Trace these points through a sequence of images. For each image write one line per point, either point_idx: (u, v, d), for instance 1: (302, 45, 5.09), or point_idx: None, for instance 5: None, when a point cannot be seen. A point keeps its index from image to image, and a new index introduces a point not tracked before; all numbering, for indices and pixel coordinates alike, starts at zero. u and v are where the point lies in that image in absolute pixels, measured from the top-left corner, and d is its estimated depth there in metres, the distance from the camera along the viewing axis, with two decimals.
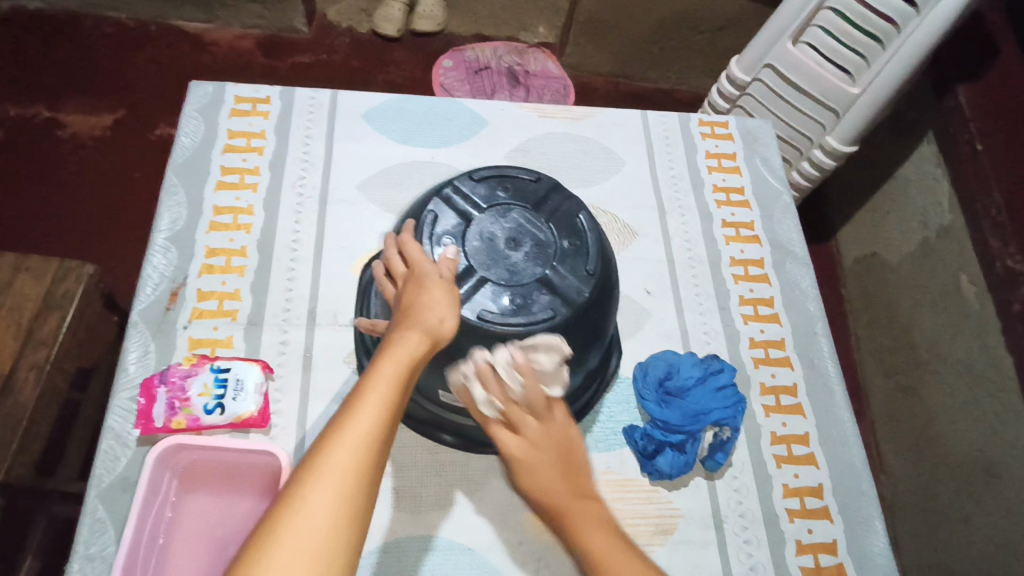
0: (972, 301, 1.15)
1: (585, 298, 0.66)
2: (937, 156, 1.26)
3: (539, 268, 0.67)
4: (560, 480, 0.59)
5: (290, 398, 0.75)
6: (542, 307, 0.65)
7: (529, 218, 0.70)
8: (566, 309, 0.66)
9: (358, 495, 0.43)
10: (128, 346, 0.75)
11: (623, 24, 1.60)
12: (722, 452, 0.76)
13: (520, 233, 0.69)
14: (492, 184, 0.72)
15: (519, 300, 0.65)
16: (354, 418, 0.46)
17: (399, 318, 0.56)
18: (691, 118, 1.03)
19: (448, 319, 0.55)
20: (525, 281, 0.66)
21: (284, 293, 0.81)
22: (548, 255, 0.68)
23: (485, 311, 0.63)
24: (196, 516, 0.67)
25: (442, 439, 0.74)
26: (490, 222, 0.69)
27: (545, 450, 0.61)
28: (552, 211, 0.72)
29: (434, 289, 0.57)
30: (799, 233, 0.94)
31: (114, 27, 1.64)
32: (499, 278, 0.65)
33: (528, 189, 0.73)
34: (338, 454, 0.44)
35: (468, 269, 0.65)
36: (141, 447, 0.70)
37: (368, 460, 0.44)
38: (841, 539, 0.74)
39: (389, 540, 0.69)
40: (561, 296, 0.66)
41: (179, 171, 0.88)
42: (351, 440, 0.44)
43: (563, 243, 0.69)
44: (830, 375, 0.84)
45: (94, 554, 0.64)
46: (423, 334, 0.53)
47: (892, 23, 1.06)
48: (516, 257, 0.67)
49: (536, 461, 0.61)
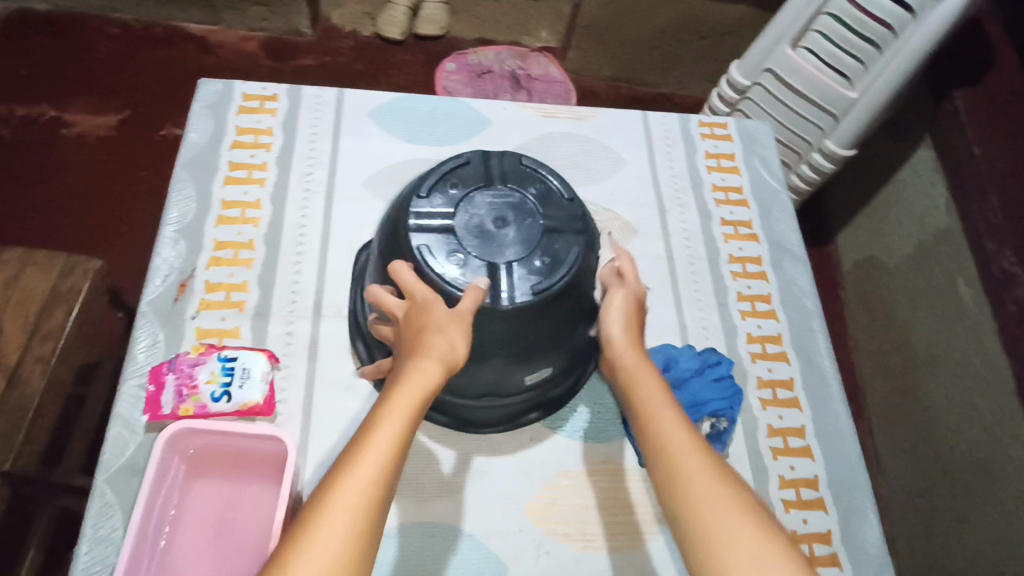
0: (968, 303, 1.17)
1: (582, 222, 0.72)
2: (934, 160, 1.28)
3: (535, 223, 0.70)
4: (631, 342, 0.64)
5: (295, 387, 0.76)
6: (566, 248, 0.70)
7: (495, 193, 0.72)
8: (580, 239, 0.71)
9: (365, 531, 0.45)
10: (138, 335, 0.77)
11: (624, 28, 1.63)
12: (718, 443, 0.77)
13: (501, 209, 0.70)
14: (437, 187, 0.71)
15: (547, 256, 0.69)
16: (331, 518, 0.44)
17: (409, 349, 0.57)
18: (691, 118, 1.05)
19: (460, 343, 0.58)
20: (537, 238, 0.69)
21: (291, 285, 0.83)
22: (532, 211, 0.71)
23: (537, 283, 0.67)
24: (204, 500, 0.68)
25: (531, 418, 0.77)
26: (469, 218, 0.69)
27: (632, 321, 0.66)
28: (503, 175, 0.73)
29: (440, 317, 0.59)
30: (796, 231, 0.96)
31: (119, 28, 1.66)
32: (517, 253, 0.68)
33: (468, 171, 0.73)
34: (348, 490, 0.45)
35: (492, 266, 0.67)
36: (149, 433, 0.71)
37: (378, 495, 0.46)
38: (836, 530, 0.75)
39: (392, 527, 0.70)
40: (570, 233, 0.71)
41: (188, 166, 0.90)
42: (329, 542, 0.43)
43: (532, 193, 0.72)
44: (827, 370, 0.85)
45: (102, 536, 0.66)
46: (436, 362, 0.55)
47: (886, 26, 1.09)
48: (514, 229, 0.69)
49: (637, 346, 0.64)
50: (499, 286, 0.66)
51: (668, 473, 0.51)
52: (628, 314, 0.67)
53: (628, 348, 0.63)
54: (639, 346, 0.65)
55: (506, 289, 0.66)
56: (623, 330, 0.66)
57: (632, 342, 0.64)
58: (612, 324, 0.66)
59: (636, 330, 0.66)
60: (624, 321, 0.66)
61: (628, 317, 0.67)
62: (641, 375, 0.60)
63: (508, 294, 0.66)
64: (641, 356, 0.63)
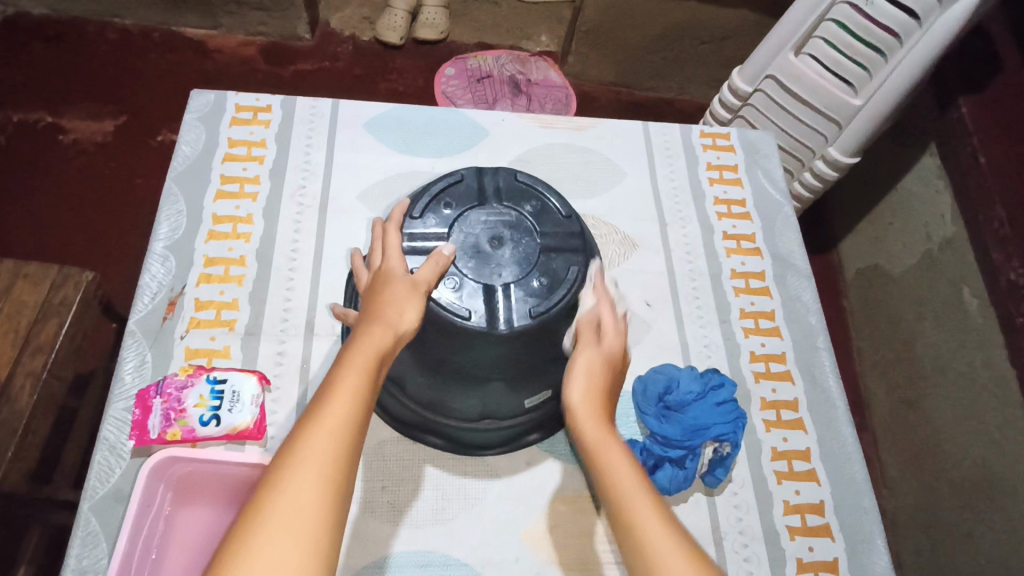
0: (974, 314, 1.14)
1: (581, 239, 0.70)
2: (939, 168, 1.26)
3: (533, 242, 0.68)
4: (595, 408, 0.58)
5: (286, 410, 0.74)
6: (565, 268, 0.68)
7: (490, 211, 0.70)
8: (579, 258, 0.69)
9: (335, 477, 0.44)
10: (125, 356, 0.75)
11: (625, 33, 1.61)
12: (722, 468, 0.75)
13: (496, 227, 0.69)
14: (430, 207, 0.70)
15: (547, 277, 0.67)
16: (279, 516, 0.41)
17: (362, 314, 0.56)
18: (693, 129, 1.03)
19: (408, 313, 0.56)
20: (535, 258, 0.67)
21: (283, 304, 0.81)
22: (530, 229, 0.69)
23: (535, 307, 0.65)
24: (190, 529, 0.66)
25: (530, 440, 0.75)
26: (465, 238, 0.68)
27: (595, 381, 0.60)
28: (496, 192, 0.71)
29: (398, 287, 0.58)
30: (800, 245, 0.94)
31: (117, 33, 1.65)
32: (515, 273, 0.66)
33: (461, 189, 0.71)
34: (315, 440, 0.45)
35: (488, 288, 0.65)
36: (136, 458, 0.69)
37: (344, 444, 0.45)
38: (842, 557, 0.73)
39: (385, 556, 0.68)
40: (569, 251, 0.69)
41: (179, 180, 0.88)
42: (282, 540, 0.40)
43: (529, 210, 0.71)
44: (832, 390, 0.83)
45: (86, 567, 0.64)
46: (385, 328, 0.54)
47: (893, 34, 1.07)
48: (512, 250, 0.67)
49: (601, 411, 0.57)
50: (495, 309, 0.64)
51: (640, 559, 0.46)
52: (591, 374, 0.60)
53: (592, 414, 0.57)
54: (605, 408, 0.58)
55: (503, 313, 0.64)
56: (586, 395, 0.59)
57: (597, 405, 0.58)
58: (574, 388, 0.59)
59: (601, 389, 0.60)
60: (591, 382, 0.60)
61: (593, 376, 0.60)
62: (611, 446, 0.54)
63: (506, 318, 0.64)
64: (605, 421, 0.57)
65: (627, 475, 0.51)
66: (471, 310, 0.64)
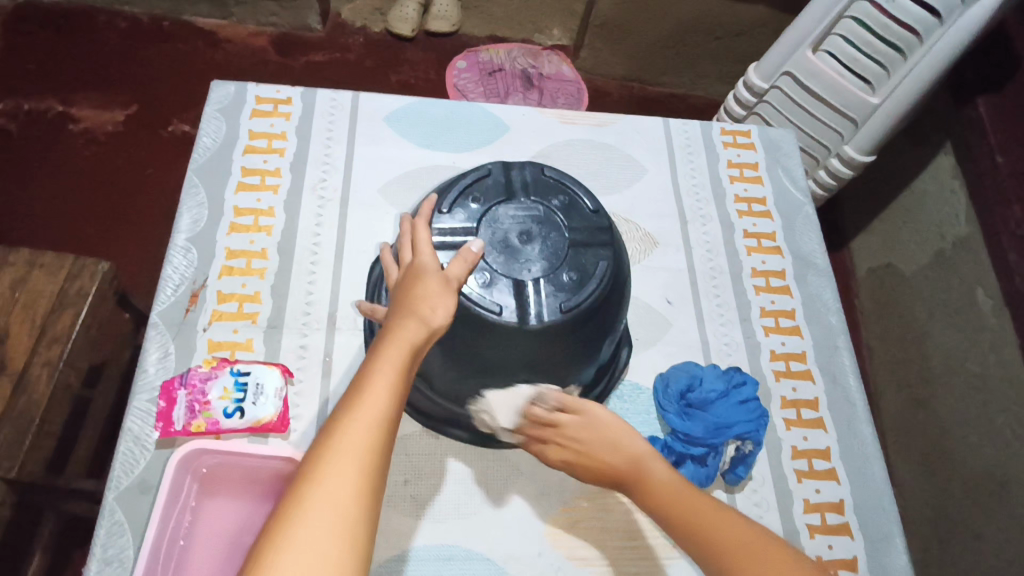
0: (987, 315, 1.14)
1: (610, 234, 0.70)
2: (954, 168, 1.26)
3: (562, 237, 0.69)
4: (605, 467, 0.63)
5: (309, 403, 0.74)
6: (594, 263, 0.68)
7: (518, 206, 0.70)
8: (607, 252, 0.69)
9: (372, 468, 0.44)
10: (148, 347, 0.75)
11: (640, 28, 1.60)
12: (743, 466, 0.75)
13: (525, 222, 0.69)
14: (458, 201, 0.70)
15: (577, 272, 0.67)
16: (316, 508, 0.41)
17: (395, 309, 0.56)
18: (713, 126, 1.02)
19: (441, 309, 0.56)
20: (563, 253, 0.68)
21: (304, 297, 0.81)
22: (558, 224, 0.69)
23: (566, 302, 0.65)
24: (216, 521, 0.66)
25: None
26: (495, 232, 0.68)
27: (586, 451, 0.64)
28: (524, 186, 0.72)
29: (431, 282, 0.57)
30: (821, 245, 0.94)
31: (128, 22, 1.64)
32: (544, 268, 0.66)
33: (489, 183, 0.71)
34: (352, 431, 0.45)
35: (518, 284, 0.65)
36: (160, 450, 0.70)
37: (380, 436, 0.45)
38: (862, 555, 0.74)
39: (407, 549, 0.68)
40: (597, 245, 0.69)
41: (200, 172, 0.88)
42: (320, 530, 0.40)
43: (558, 204, 0.71)
44: (852, 389, 0.83)
45: (111, 556, 0.64)
46: (418, 323, 0.54)
47: (912, 32, 1.06)
48: (539, 245, 0.68)
49: (617, 474, 0.63)
50: (526, 305, 0.64)
51: (704, 551, 0.56)
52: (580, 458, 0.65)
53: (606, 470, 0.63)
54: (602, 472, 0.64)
55: (533, 308, 0.64)
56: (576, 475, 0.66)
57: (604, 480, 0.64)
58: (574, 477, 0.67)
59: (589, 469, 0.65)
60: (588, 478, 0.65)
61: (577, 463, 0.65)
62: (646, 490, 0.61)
63: (536, 314, 0.64)
64: (620, 470, 0.63)
65: (690, 515, 0.58)
66: (501, 306, 0.64)
